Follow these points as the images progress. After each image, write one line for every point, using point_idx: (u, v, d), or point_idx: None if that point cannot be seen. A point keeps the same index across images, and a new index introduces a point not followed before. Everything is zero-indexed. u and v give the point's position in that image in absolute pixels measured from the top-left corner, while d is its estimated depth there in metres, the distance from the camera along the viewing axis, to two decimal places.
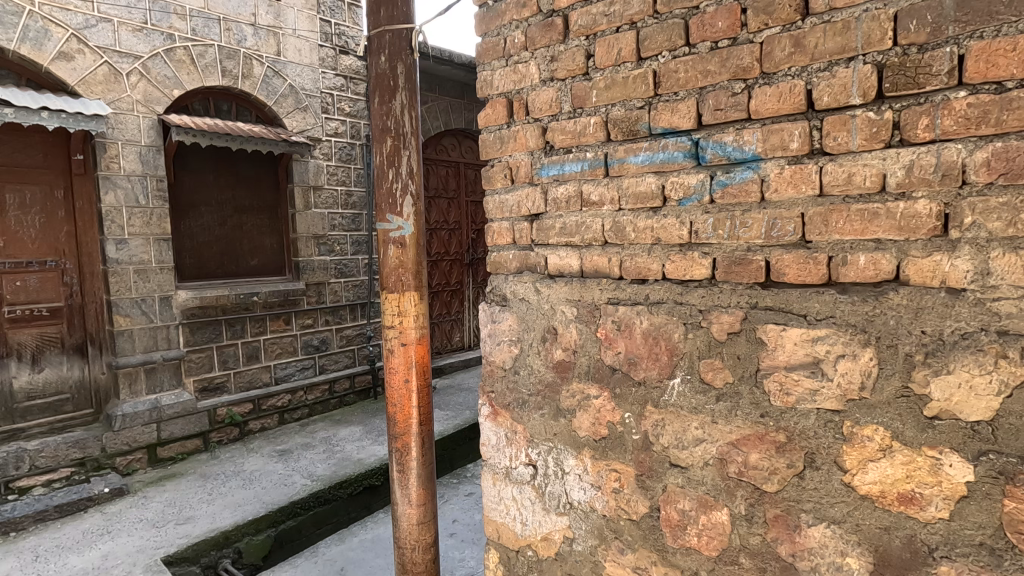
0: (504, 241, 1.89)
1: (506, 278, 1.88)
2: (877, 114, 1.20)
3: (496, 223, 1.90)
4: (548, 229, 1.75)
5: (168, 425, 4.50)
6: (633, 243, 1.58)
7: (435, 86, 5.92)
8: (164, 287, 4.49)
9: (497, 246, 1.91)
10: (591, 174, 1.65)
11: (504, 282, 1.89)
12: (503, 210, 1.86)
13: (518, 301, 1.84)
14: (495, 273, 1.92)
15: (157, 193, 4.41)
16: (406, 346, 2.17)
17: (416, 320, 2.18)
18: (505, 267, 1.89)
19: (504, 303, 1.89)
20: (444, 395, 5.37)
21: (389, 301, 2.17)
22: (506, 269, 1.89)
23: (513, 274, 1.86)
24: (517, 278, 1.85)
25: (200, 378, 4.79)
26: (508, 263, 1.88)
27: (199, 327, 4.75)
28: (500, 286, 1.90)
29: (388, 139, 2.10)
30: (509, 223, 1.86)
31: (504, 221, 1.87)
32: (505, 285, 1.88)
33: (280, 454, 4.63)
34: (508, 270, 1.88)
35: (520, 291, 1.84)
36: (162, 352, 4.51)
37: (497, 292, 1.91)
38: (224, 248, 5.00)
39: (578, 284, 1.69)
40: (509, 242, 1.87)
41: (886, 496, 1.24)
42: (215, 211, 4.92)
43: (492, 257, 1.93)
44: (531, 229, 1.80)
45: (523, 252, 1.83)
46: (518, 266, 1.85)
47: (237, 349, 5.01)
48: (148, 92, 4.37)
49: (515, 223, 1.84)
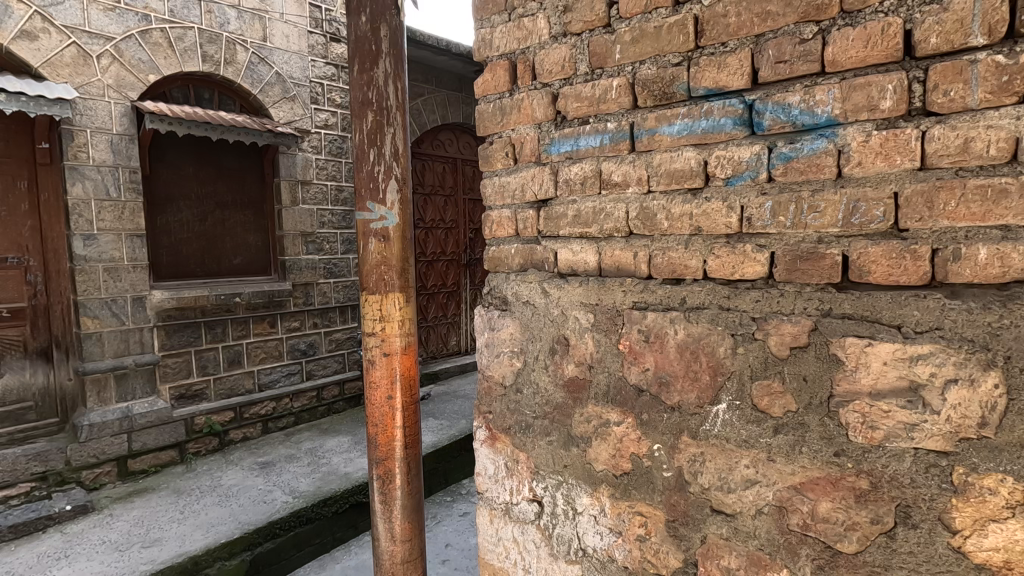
0: (504, 233, 1.57)
1: (506, 277, 1.57)
2: (1009, 58, 0.90)
3: (495, 211, 1.59)
4: (558, 218, 1.45)
5: (140, 435, 4.18)
6: (666, 233, 1.27)
7: (433, 78, 5.60)
8: (138, 287, 4.17)
9: (497, 239, 1.60)
10: (613, 150, 1.34)
11: (505, 282, 1.57)
12: (504, 196, 1.55)
13: (522, 305, 1.53)
14: (494, 271, 1.61)
15: (130, 186, 4.09)
16: (390, 357, 1.86)
17: (401, 326, 1.87)
18: (506, 264, 1.57)
19: (504, 308, 1.58)
20: (439, 402, 5.05)
21: (370, 304, 1.85)
22: (507, 267, 1.57)
23: (515, 273, 1.55)
24: (521, 278, 1.53)
25: (177, 385, 4.46)
26: (509, 259, 1.56)
27: (175, 330, 4.43)
28: (499, 286, 1.59)
29: (369, 114, 1.80)
30: (511, 211, 1.55)
31: (505, 209, 1.56)
32: (505, 285, 1.57)
33: (261, 467, 4.31)
34: (509, 268, 1.57)
35: (524, 294, 1.52)
36: (134, 357, 4.18)
37: (497, 293, 1.60)
38: (205, 246, 4.66)
39: (596, 285, 1.38)
40: (511, 234, 1.56)
41: (1012, 567, 0.93)
42: (194, 206, 4.58)
43: (490, 252, 1.61)
44: (538, 218, 1.49)
45: (528, 246, 1.52)
46: (521, 263, 1.54)
47: (218, 354, 4.69)
48: (120, 77, 4.05)
49: (518, 212, 1.53)
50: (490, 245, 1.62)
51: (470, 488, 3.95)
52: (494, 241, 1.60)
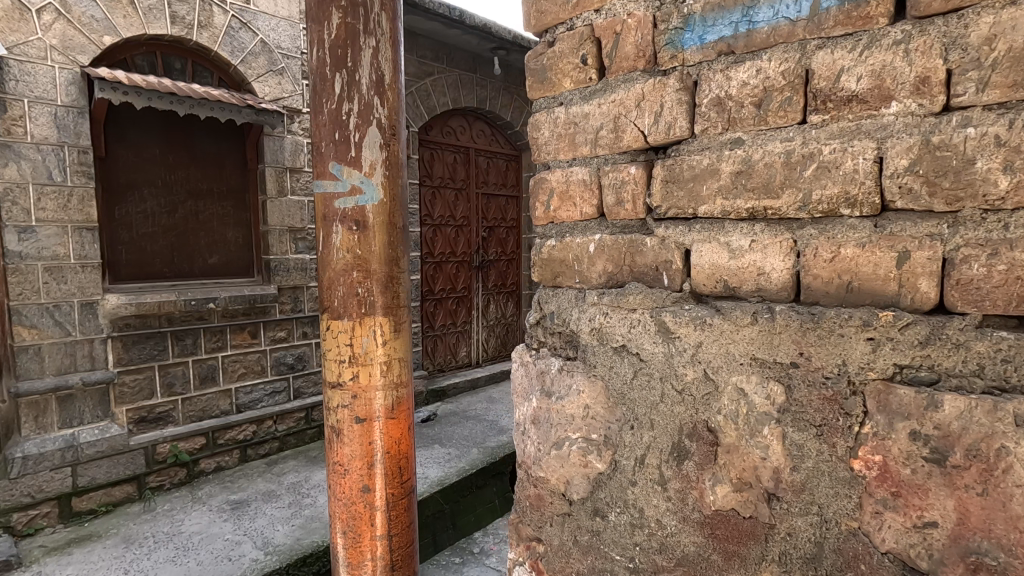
0: (575, 215, 0.83)
1: (581, 300, 0.83)
2: None
3: (555, 175, 0.85)
4: (699, 183, 0.71)
5: (88, 469, 3.27)
6: (1003, 207, 0.52)
7: (443, 56, 4.79)
8: (87, 291, 3.23)
9: (559, 226, 0.86)
10: (850, 20, 0.59)
11: (576, 307, 0.83)
12: (580, 141, 0.81)
13: (613, 353, 0.78)
14: (553, 287, 0.87)
15: (78, 169, 3.14)
16: (368, 425, 1.12)
17: (386, 373, 1.13)
18: (576, 273, 0.83)
19: (575, 356, 0.84)
20: (446, 426, 4.28)
21: (333, 335, 1.11)
22: (581, 277, 0.83)
23: (599, 292, 0.80)
24: (614, 302, 0.78)
25: (137, 408, 3.50)
26: (584, 264, 0.82)
27: (134, 341, 3.45)
28: (565, 317, 0.85)
29: (336, 11, 1.06)
30: (596, 168, 0.80)
31: (579, 168, 0.82)
32: (577, 316, 0.83)
33: (232, 508, 3.36)
34: (583, 282, 0.82)
35: (617, 332, 0.78)
36: (81, 375, 3.24)
37: (563, 325, 0.85)
38: (175, 243, 3.67)
39: (797, 323, 0.63)
40: (588, 215, 0.82)
41: None
42: (162, 195, 3.59)
43: (549, 249, 0.86)
44: (652, 182, 0.75)
45: (625, 237, 0.77)
46: (609, 274, 0.80)
47: (187, 369, 3.70)
48: (67, 36, 3.09)
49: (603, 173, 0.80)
50: (548, 237, 0.88)
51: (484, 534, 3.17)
52: (553, 226, 0.87)
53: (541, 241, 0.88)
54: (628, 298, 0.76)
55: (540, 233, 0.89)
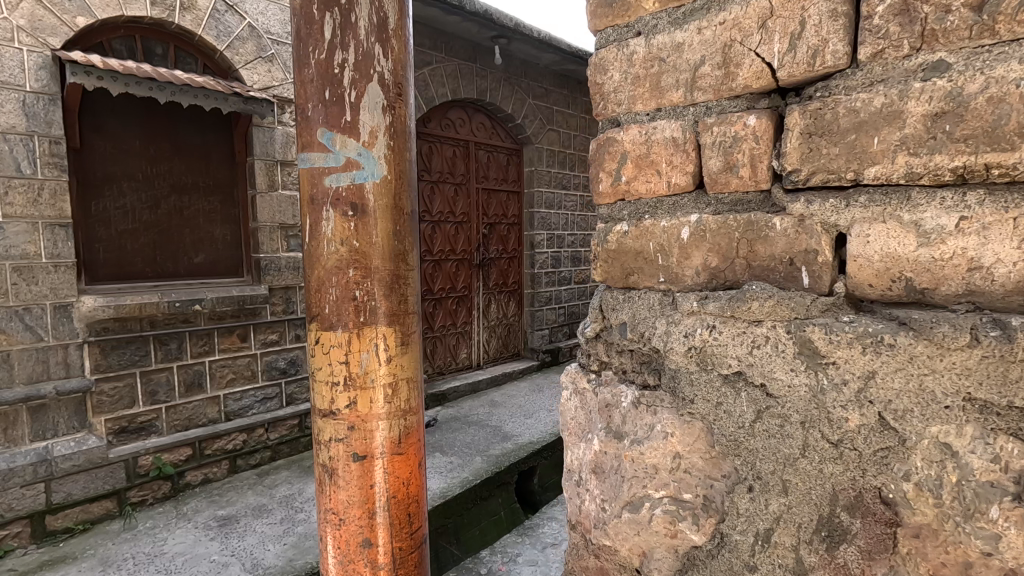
0: (656, 189, 0.74)
1: (668, 317, 0.73)
2: None
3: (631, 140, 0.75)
4: (851, 133, 0.58)
5: (63, 484, 2.91)
6: None
7: (442, 44, 4.46)
8: (61, 292, 2.87)
9: (638, 202, 0.76)
10: None
11: (657, 324, 0.73)
12: (682, 75, 0.70)
13: (728, 390, 0.67)
14: (617, 301, 0.79)
15: (50, 161, 2.78)
16: (369, 463, 0.89)
17: (391, 398, 0.89)
18: (660, 262, 0.73)
19: (669, 387, 0.73)
20: (447, 432, 4.03)
21: (325, 350, 0.88)
22: (681, 265, 0.71)
23: (694, 297, 0.70)
24: (718, 322, 0.68)
25: (117, 418, 3.14)
26: (678, 255, 0.71)
27: (114, 346, 3.10)
28: (642, 328, 0.75)
29: None
30: (705, 112, 0.69)
31: (671, 123, 0.72)
32: (664, 338, 0.73)
33: (219, 525, 3.00)
34: (666, 276, 0.73)
35: (733, 358, 0.67)
36: (55, 384, 2.87)
37: (643, 342, 0.76)
38: (157, 241, 3.32)
39: (1000, 359, 0.50)
40: (674, 188, 0.72)
41: None
42: (144, 190, 3.24)
43: (638, 222, 0.75)
44: (791, 125, 0.62)
45: (724, 217, 0.68)
46: (707, 268, 0.69)
47: (172, 376, 3.33)
48: (35, 15, 2.73)
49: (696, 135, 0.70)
50: (619, 221, 0.79)
51: (490, 549, 2.91)
52: (629, 207, 0.77)
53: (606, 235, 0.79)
54: (740, 313, 0.66)
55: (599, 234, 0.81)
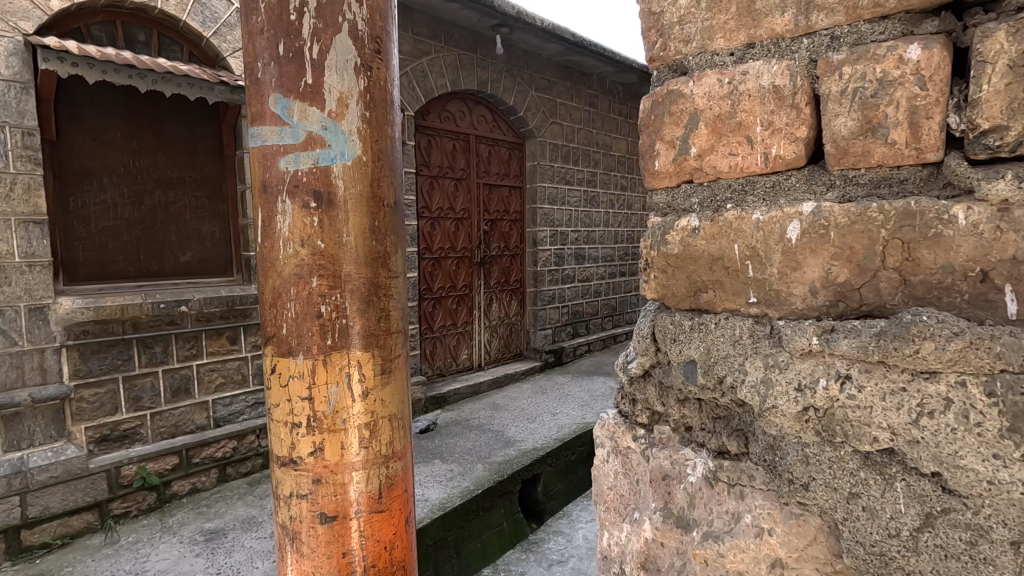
0: (739, 163, 0.64)
1: (765, 366, 0.62)
2: None
3: (713, 93, 0.65)
4: None
5: (40, 497, 2.50)
6: None
7: (441, 33, 4.22)
8: (36, 295, 2.50)
9: (718, 184, 0.67)
10: None
11: (746, 366, 0.63)
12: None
13: (883, 482, 0.55)
14: (679, 332, 0.70)
15: (22, 155, 2.43)
16: (340, 524, 0.70)
17: (368, 443, 0.70)
18: (750, 273, 0.63)
19: (767, 461, 0.63)
20: (446, 437, 3.84)
21: (283, 382, 0.68)
22: (797, 260, 0.60)
23: (793, 323, 0.60)
24: (863, 381, 0.55)
25: (99, 426, 2.71)
26: (795, 256, 0.60)
27: (95, 350, 2.67)
28: (713, 358, 0.66)
29: None
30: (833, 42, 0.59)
31: (774, 64, 0.61)
32: (763, 393, 0.61)
33: (206, 540, 2.58)
34: (755, 290, 0.63)
35: (895, 435, 0.53)
36: (30, 391, 2.47)
37: (728, 392, 0.65)
38: (142, 240, 2.90)
39: None
40: (768, 164, 0.62)
41: None
42: (126, 184, 2.82)
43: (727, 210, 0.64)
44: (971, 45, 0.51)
45: (862, 205, 0.56)
46: (826, 280, 0.58)
47: (157, 382, 2.88)
48: None
49: (814, 84, 0.60)
50: (686, 212, 0.69)
51: (492, 567, 2.72)
52: (704, 193, 0.68)
53: (665, 252, 0.70)
54: (894, 358, 0.53)
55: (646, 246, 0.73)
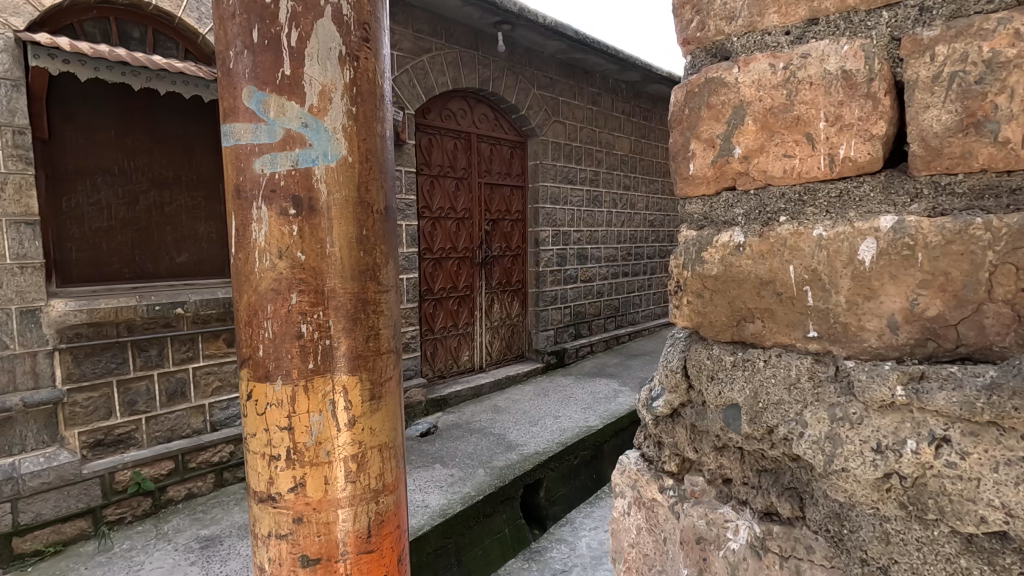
0: (796, 167, 0.60)
1: (830, 419, 0.57)
2: None
3: (765, 81, 0.61)
4: None
5: (31, 504, 2.37)
6: None
7: (442, 30, 4.14)
8: (27, 295, 2.37)
9: (771, 191, 0.63)
10: None
11: (804, 414, 0.59)
12: None
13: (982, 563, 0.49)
14: (718, 370, 0.66)
15: (13, 154, 2.32)
16: (325, 566, 0.63)
17: (355, 477, 0.63)
18: (809, 300, 0.59)
19: (830, 532, 0.58)
20: (448, 441, 3.76)
21: (259, 412, 0.61)
22: (875, 280, 0.55)
23: (867, 367, 0.55)
24: (967, 447, 0.49)
25: (93, 430, 2.58)
26: (871, 277, 0.55)
27: (88, 354, 2.55)
28: (761, 399, 0.62)
29: None
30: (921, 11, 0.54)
31: (845, 44, 0.57)
32: (829, 451, 0.56)
33: (201, 548, 2.43)
34: (815, 320, 0.59)
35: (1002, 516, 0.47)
36: (21, 396, 2.36)
37: (787, 446, 0.60)
38: (138, 240, 2.80)
39: None
40: (834, 167, 0.58)
41: None
42: (120, 184, 2.71)
43: (782, 229, 0.60)
44: None
45: (962, 221, 0.51)
46: (910, 312, 0.53)
47: (152, 385, 2.74)
48: None
49: (896, 67, 0.55)
50: (729, 224, 0.66)
51: None
52: (752, 204, 0.64)
53: (701, 273, 0.67)
54: (1011, 420, 0.46)
55: (676, 261, 0.71)
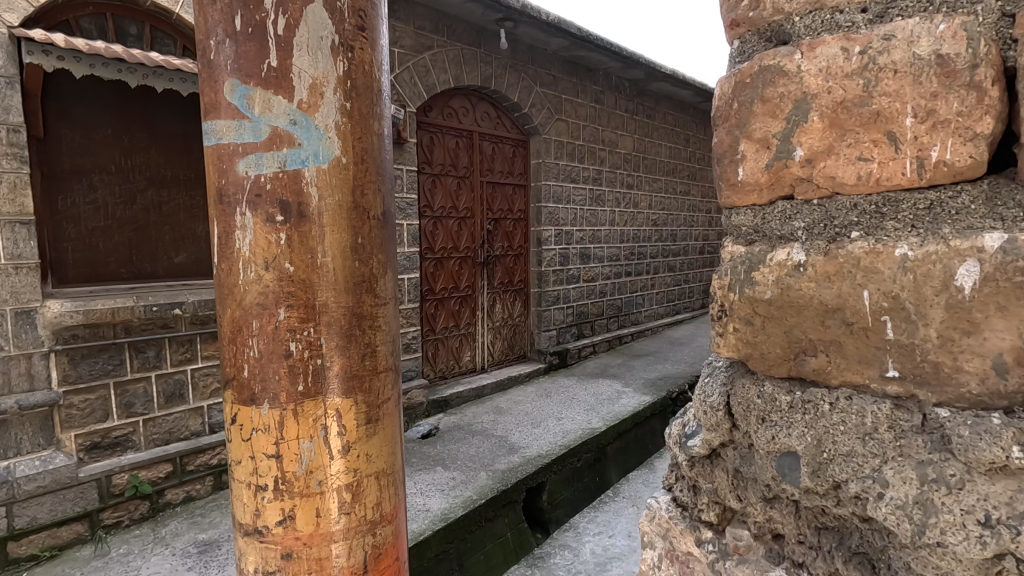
0: (874, 172, 0.55)
1: (920, 480, 0.52)
2: None
3: (835, 69, 0.55)
4: None
5: (26, 509, 2.32)
6: None
7: (444, 27, 4.08)
8: (23, 296, 2.32)
9: (840, 200, 0.57)
10: None
11: (882, 471, 0.54)
12: None
13: None
14: (769, 412, 0.62)
15: (7, 151, 2.26)
16: None
17: (349, 506, 0.64)
18: (890, 335, 0.54)
19: None
20: (449, 443, 3.71)
21: (248, 438, 0.61)
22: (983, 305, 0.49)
23: (969, 420, 0.50)
24: None
25: (89, 433, 2.51)
26: (979, 308, 0.49)
27: (84, 355, 2.48)
28: (828, 447, 0.57)
29: None
30: None
31: (940, 23, 0.51)
32: (919, 520, 0.51)
33: (199, 552, 2.36)
34: (896, 357, 0.54)
35: None
36: (16, 398, 2.30)
37: (860, 506, 0.55)
38: (135, 240, 2.74)
39: None
40: (925, 173, 0.53)
41: None
42: (117, 182, 2.66)
43: (860, 245, 0.55)
44: None
45: None
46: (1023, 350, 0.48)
47: (150, 387, 2.68)
48: None
49: (1008, 50, 0.50)
50: (788, 240, 0.60)
51: None
52: (816, 216, 0.59)
53: (752, 297, 0.62)
54: None
55: (719, 280, 0.66)
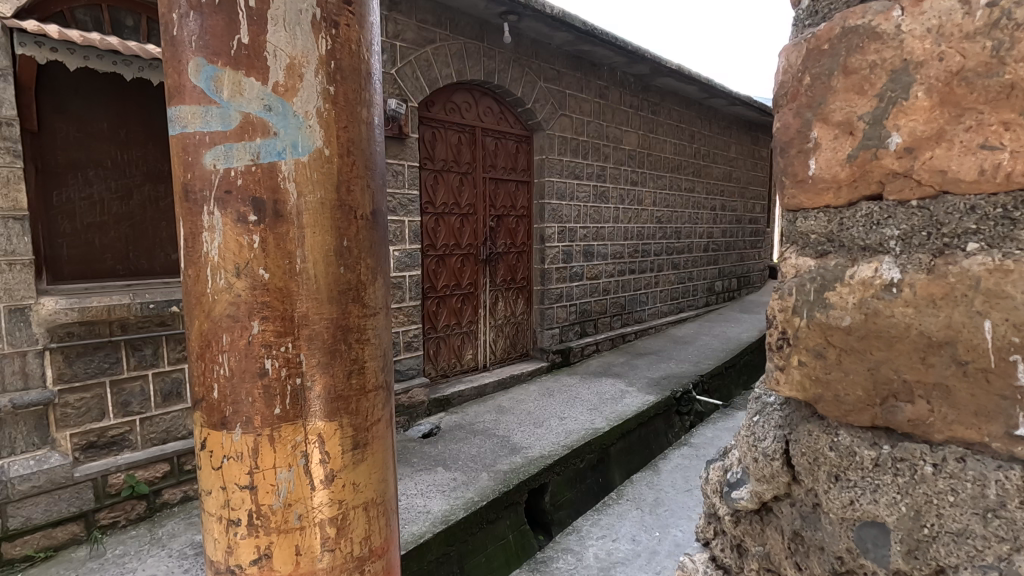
0: (1003, 164, 0.48)
1: None
2: None
3: (949, 29, 0.48)
4: None
5: (19, 509, 2.26)
6: None
7: (446, 20, 3.99)
8: (15, 292, 2.26)
9: (950, 200, 0.51)
10: None
11: (1012, 563, 0.48)
12: None
13: None
14: (845, 470, 0.57)
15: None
16: None
17: (333, 540, 0.62)
18: (1020, 381, 0.46)
19: None
20: (451, 443, 3.64)
21: (221, 467, 0.59)
22: None
23: None
24: None
25: (84, 432, 2.44)
26: None
27: (79, 353, 2.42)
28: (934, 528, 0.52)
29: None
30: None
31: None
32: None
33: (196, 554, 2.31)
34: None
35: None
36: (9, 396, 2.24)
37: None
38: (132, 236, 2.67)
39: None
40: None
41: None
42: (114, 178, 2.59)
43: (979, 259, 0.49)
44: None
45: None
46: None
47: (147, 385, 2.60)
48: None
49: None
50: (880, 254, 0.54)
51: None
52: (916, 221, 0.53)
53: (826, 323, 0.57)
54: None
55: (782, 302, 0.61)
